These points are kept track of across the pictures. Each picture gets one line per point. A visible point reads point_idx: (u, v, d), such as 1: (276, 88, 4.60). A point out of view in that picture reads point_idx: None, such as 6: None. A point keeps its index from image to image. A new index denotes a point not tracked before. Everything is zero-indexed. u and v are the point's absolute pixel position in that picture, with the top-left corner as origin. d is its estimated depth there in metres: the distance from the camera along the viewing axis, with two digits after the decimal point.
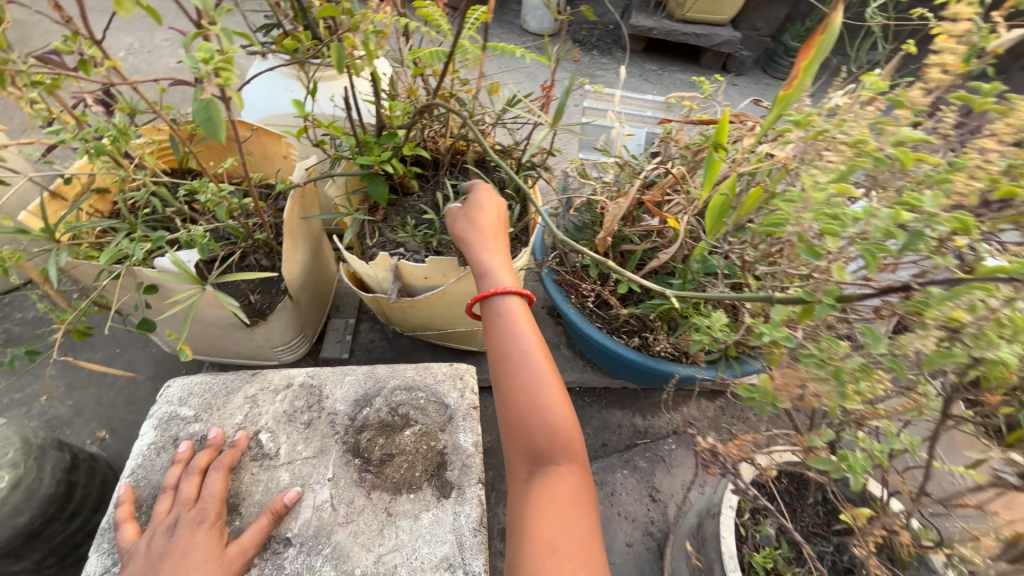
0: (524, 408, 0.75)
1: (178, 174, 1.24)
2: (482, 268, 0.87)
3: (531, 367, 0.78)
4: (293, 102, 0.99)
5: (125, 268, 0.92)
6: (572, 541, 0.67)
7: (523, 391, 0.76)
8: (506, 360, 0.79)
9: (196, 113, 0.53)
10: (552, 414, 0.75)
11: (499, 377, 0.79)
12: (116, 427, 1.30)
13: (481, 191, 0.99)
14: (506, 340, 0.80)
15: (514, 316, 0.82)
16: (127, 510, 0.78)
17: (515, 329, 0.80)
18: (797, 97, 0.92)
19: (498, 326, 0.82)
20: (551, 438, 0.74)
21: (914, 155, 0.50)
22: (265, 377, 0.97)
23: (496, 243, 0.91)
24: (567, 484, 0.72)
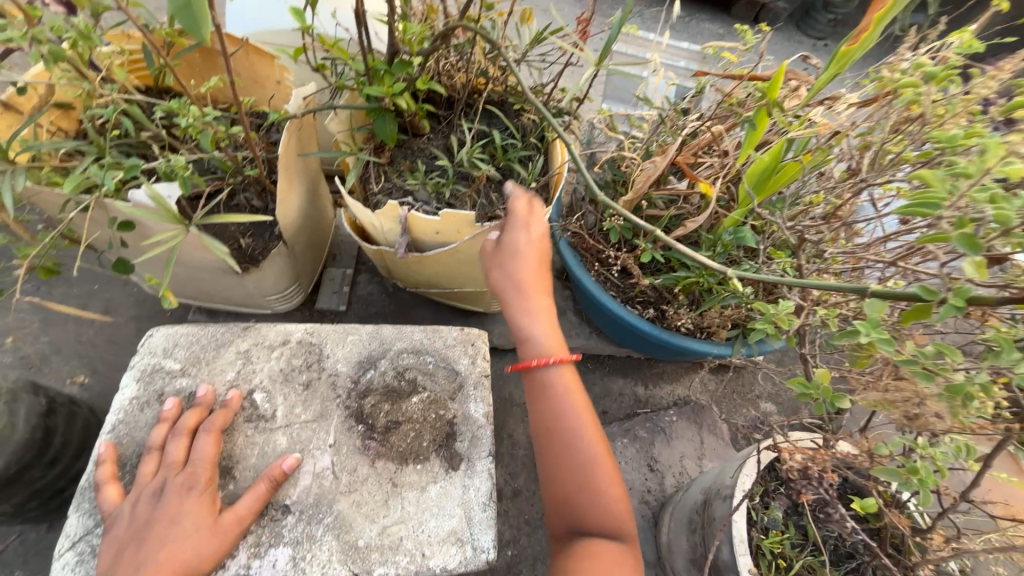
0: (571, 481, 0.81)
1: (154, 93, 1.08)
2: (523, 332, 0.87)
3: (578, 442, 0.82)
4: (291, 9, 0.81)
5: (94, 200, 0.80)
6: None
7: (570, 464, 0.81)
8: (552, 431, 0.83)
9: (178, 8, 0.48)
10: (598, 487, 0.81)
11: (546, 445, 0.84)
12: (97, 369, 1.22)
13: (515, 227, 0.89)
14: (552, 411, 0.84)
15: (561, 386, 0.85)
16: (109, 470, 0.73)
17: (560, 399, 0.84)
18: (859, 54, 0.82)
19: (545, 396, 0.85)
20: (598, 511, 0.80)
21: None
22: (258, 331, 0.88)
23: (537, 298, 0.87)
24: (611, 550, 0.78)
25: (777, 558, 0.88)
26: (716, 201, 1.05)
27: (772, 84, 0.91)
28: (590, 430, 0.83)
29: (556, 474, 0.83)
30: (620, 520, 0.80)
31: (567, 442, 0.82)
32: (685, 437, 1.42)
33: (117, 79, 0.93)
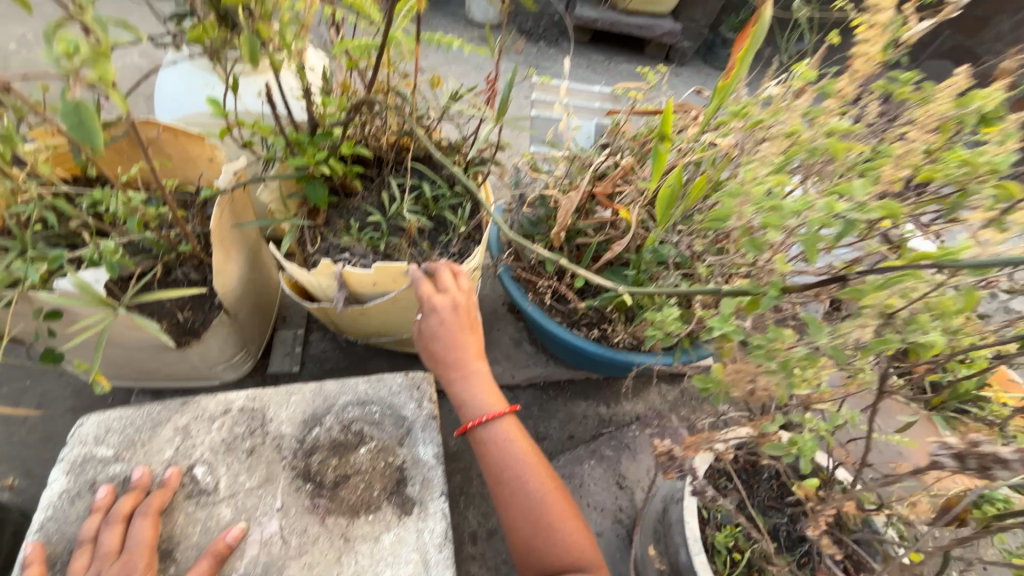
0: (529, 529, 0.85)
1: (82, 183, 1.10)
2: (459, 399, 0.93)
3: (528, 487, 0.86)
4: (207, 99, 0.87)
5: (17, 294, 0.80)
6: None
7: (524, 512, 0.85)
8: (501, 487, 0.88)
9: (64, 118, 0.46)
10: (554, 527, 0.84)
11: (499, 500, 0.88)
12: (30, 469, 1.15)
13: (428, 310, 0.93)
14: (498, 466, 0.89)
15: (503, 438, 0.90)
16: (36, 571, 0.69)
17: (503, 453, 0.89)
18: (734, 87, 0.87)
19: (489, 453, 0.90)
20: (558, 551, 0.83)
21: (846, 144, 0.51)
22: (197, 405, 0.88)
23: (464, 366, 0.93)
24: None
25: (731, 551, 0.93)
26: (634, 228, 1.14)
27: (664, 124, 0.96)
28: (536, 473, 0.88)
29: (514, 524, 0.86)
30: (581, 553, 0.83)
31: (517, 491, 0.87)
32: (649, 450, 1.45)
33: (41, 175, 0.95)
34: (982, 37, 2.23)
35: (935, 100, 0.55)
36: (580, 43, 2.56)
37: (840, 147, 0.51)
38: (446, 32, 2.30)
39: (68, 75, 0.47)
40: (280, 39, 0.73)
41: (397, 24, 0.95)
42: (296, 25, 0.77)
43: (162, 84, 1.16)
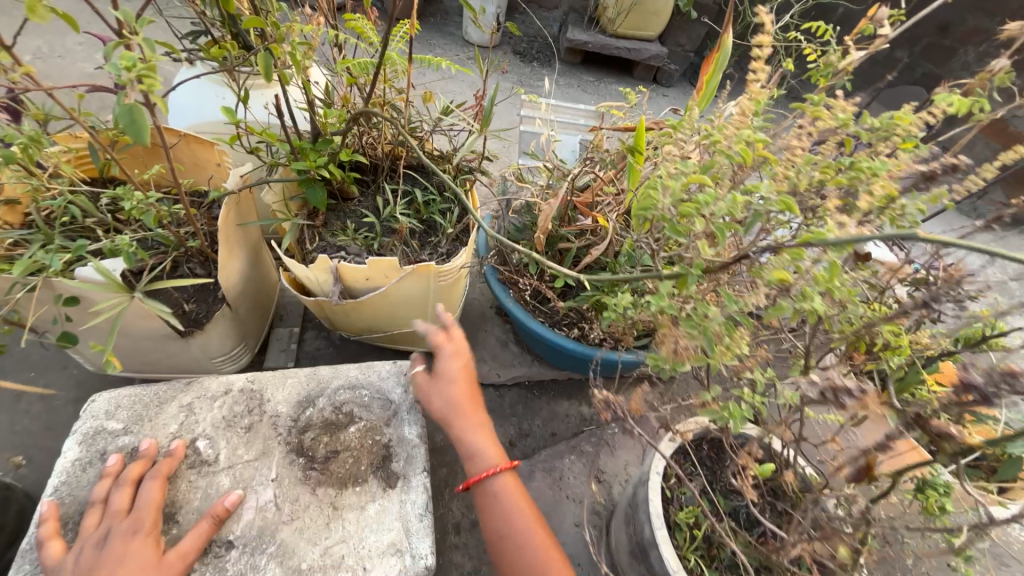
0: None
1: (99, 184, 1.18)
2: (465, 450, 0.91)
3: (525, 544, 0.82)
4: (222, 108, 0.97)
5: (41, 280, 0.88)
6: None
7: (520, 569, 0.81)
8: (504, 545, 0.83)
9: (120, 118, 0.53)
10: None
11: (501, 561, 0.83)
12: (34, 454, 1.20)
13: (445, 356, 0.97)
14: (502, 524, 0.85)
15: (502, 492, 0.87)
16: (51, 527, 0.76)
17: (507, 509, 0.86)
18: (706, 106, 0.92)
19: (492, 509, 0.86)
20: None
21: (754, 152, 0.61)
22: (201, 385, 0.97)
23: (470, 415, 0.93)
24: None
25: (692, 529, 1.00)
26: (611, 233, 1.23)
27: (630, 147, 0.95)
28: (535, 532, 0.84)
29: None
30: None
31: (514, 547, 0.83)
32: (627, 446, 1.52)
33: (64, 175, 1.04)
34: (950, 66, 2.38)
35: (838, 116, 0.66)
36: (571, 64, 2.72)
37: (746, 152, 0.61)
38: (444, 52, 2.45)
39: (126, 85, 0.54)
40: (291, 57, 0.84)
41: (393, 45, 1.08)
42: (304, 45, 0.88)
43: (177, 96, 1.27)
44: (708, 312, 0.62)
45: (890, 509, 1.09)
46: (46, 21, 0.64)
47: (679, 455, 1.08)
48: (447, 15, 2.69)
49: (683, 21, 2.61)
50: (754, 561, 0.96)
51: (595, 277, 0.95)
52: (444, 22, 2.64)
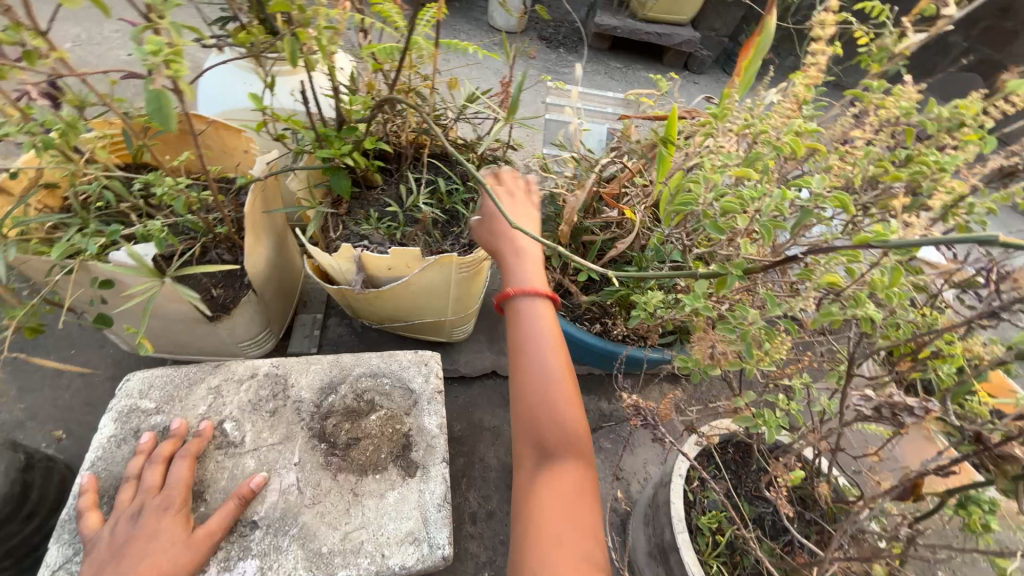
0: (537, 408, 0.80)
1: (133, 169, 1.21)
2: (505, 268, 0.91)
3: (549, 372, 0.82)
4: (249, 94, 0.96)
5: (78, 263, 0.91)
6: (574, 545, 0.70)
7: (536, 391, 0.81)
8: (521, 352, 0.84)
9: (146, 104, 0.52)
10: (565, 425, 0.79)
11: (514, 364, 0.85)
12: (74, 428, 1.26)
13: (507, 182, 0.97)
14: (522, 333, 0.85)
15: (538, 314, 0.85)
16: (90, 499, 0.80)
17: (532, 326, 0.85)
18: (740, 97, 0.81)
19: (520, 322, 0.86)
20: (562, 449, 0.78)
21: (805, 143, 0.57)
22: (229, 368, 0.99)
23: (518, 244, 0.92)
24: (572, 480, 0.76)
25: (715, 534, 0.96)
26: (640, 227, 1.17)
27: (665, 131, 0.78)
28: (560, 368, 0.83)
29: (523, 400, 0.82)
30: (581, 461, 0.79)
31: (537, 372, 0.82)
32: (647, 444, 1.43)
33: (99, 160, 1.06)
34: (1011, 51, 2.15)
35: (901, 104, 0.60)
36: (598, 50, 2.63)
37: (794, 145, 0.56)
38: (468, 38, 2.41)
39: (152, 71, 0.53)
40: (317, 42, 0.82)
41: (419, 30, 1.05)
42: (330, 30, 0.86)
43: (206, 82, 1.28)
44: (745, 315, 0.60)
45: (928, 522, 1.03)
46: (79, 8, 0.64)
47: (703, 457, 1.03)
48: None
49: (720, 4, 2.46)
50: (778, 572, 0.92)
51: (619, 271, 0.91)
52: (469, 7, 2.59)
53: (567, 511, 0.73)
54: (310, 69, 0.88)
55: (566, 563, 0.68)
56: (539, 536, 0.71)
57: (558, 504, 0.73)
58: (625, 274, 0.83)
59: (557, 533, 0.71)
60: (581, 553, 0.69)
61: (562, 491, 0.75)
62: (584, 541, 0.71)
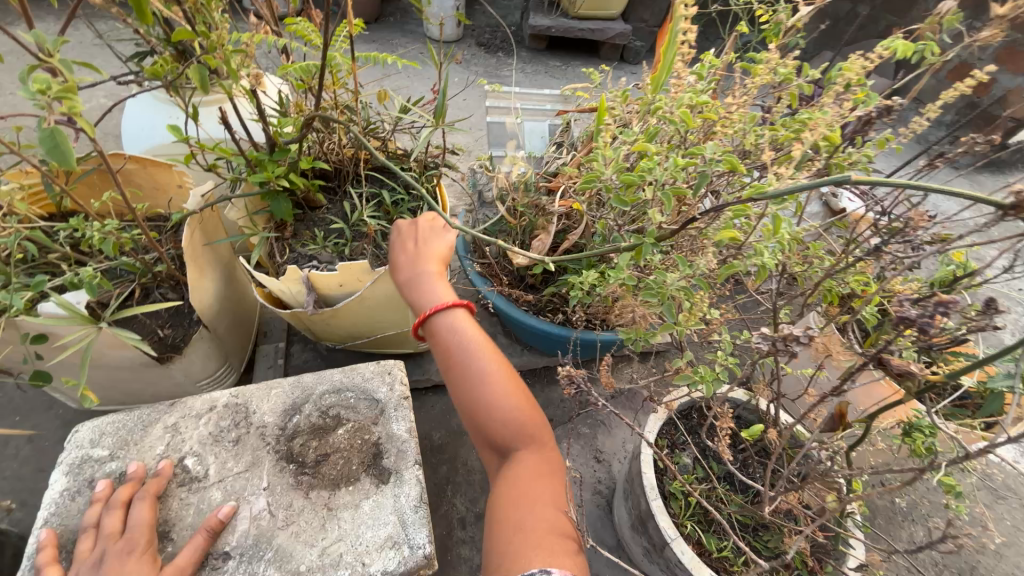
0: (479, 408, 0.84)
1: (59, 218, 1.16)
2: (414, 298, 0.94)
3: (488, 370, 0.86)
4: (169, 126, 0.94)
5: (5, 320, 0.87)
6: (538, 521, 0.74)
7: (475, 393, 0.85)
8: (453, 362, 0.87)
9: (40, 142, 0.51)
10: (512, 417, 0.84)
11: (452, 375, 0.88)
12: (26, 498, 1.18)
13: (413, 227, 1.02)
14: (451, 345, 0.88)
15: (463, 322, 0.90)
16: (49, 554, 0.76)
17: (457, 336, 0.88)
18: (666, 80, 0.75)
19: (445, 337, 0.89)
20: (516, 438, 0.84)
21: (694, 114, 0.61)
22: (184, 404, 0.96)
23: (424, 275, 0.95)
24: (528, 465, 0.81)
25: (688, 496, 1.00)
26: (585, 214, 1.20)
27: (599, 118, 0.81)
28: (493, 365, 0.86)
29: (467, 405, 0.86)
30: (535, 445, 0.84)
31: (475, 375, 0.86)
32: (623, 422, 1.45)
33: (18, 212, 1.01)
34: (911, 16, 2.28)
35: (779, 70, 0.66)
36: (536, 51, 2.69)
37: (686, 118, 0.61)
38: (406, 51, 2.42)
39: (43, 108, 0.52)
40: (228, 67, 0.82)
41: (337, 46, 1.05)
42: (240, 53, 0.86)
43: (129, 120, 1.24)
44: (667, 279, 0.66)
45: (884, 453, 1.10)
46: None
47: (670, 425, 1.07)
48: (406, 13, 2.65)
49: None
50: (750, 521, 0.96)
51: (562, 257, 0.94)
52: (403, 21, 2.60)
53: (528, 492, 0.77)
54: (226, 94, 0.88)
55: (531, 536, 0.72)
56: (505, 523, 0.75)
57: (519, 488, 0.78)
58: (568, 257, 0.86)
59: (521, 512, 0.75)
60: (545, 527, 0.73)
61: (521, 477, 0.79)
62: (548, 514, 0.75)
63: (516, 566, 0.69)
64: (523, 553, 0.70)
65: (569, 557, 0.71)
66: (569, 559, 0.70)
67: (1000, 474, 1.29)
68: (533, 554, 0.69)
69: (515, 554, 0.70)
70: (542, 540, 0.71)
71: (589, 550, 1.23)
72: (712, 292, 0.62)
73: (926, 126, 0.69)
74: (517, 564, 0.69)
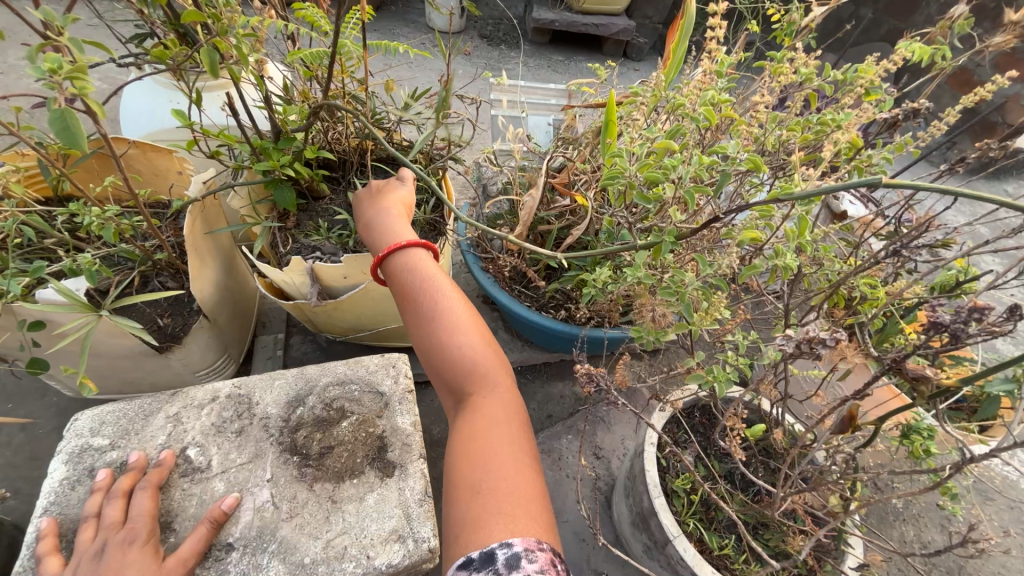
0: (436, 351, 0.81)
1: (56, 203, 1.13)
2: (374, 244, 0.94)
3: (444, 313, 0.82)
4: (173, 111, 0.92)
5: (2, 306, 0.85)
6: (497, 477, 0.68)
7: (432, 335, 0.82)
8: (410, 303, 0.85)
9: (51, 124, 0.50)
10: (468, 358, 0.80)
11: (409, 317, 0.85)
12: (21, 486, 1.17)
13: (374, 189, 1.03)
14: (408, 284, 0.86)
15: (420, 264, 0.87)
16: (49, 543, 0.75)
17: (415, 275, 0.86)
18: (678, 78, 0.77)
19: (401, 276, 0.87)
20: (471, 385, 0.79)
21: (718, 111, 0.61)
22: (187, 394, 0.95)
23: (385, 223, 0.95)
24: (486, 412, 0.76)
25: (690, 493, 1.01)
26: (591, 211, 1.17)
27: (607, 125, 0.73)
28: (451, 304, 0.84)
29: (425, 348, 0.83)
30: (494, 389, 0.79)
31: (431, 318, 0.83)
32: (622, 419, 1.45)
33: (15, 196, 0.99)
34: (913, 20, 2.28)
35: (801, 70, 0.66)
36: (539, 44, 2.66)
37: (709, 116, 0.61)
38: (408, 40, 2.38)
39: (54, 88, 0.51)
40: (237, 51, 0.80)
41: (347, 33, 1.03)
42: (249, 37, 0.84)
43: (129, 105, 1.22)
44: (686, 278, 0.67)
45: (882, 454, 1.10)
46: None
47: (673, 423, 1.07)
48: (408, 3, 2.61)
49: None
50: (751, 520, 0.97)
51: (571, 255, 0.93)
52: (405, 10, 2.56)
53: (484, 446, 0.72)
54: (233, 78, 0.86)
55: (488, 498, 0.66)
56: (462, 478, 0.70)
57: (475, 442, 0.73)
58: (579, 255, 0.86)
59: (478, 470, 0.69)
60: (505, 484, 0.67)
61: (477, 429, 0.74)
62: (507, 470, 0.69)
63: (473, 535, 0.63)
64: (481, 518, 0.64)
65: (532, 516, 0.65)
66: (532, 519, 0.64)
67: (991, 476, 1.30)
68: (493, 524, 0.63)
69: (472, 519, 0.64)
70: (501, 500, 0.65)
71: (587, 546, 1.24)
72: (727, 291, 0.63)
73: (943, 128, 0.68)
74: (476, 530, 0.63)
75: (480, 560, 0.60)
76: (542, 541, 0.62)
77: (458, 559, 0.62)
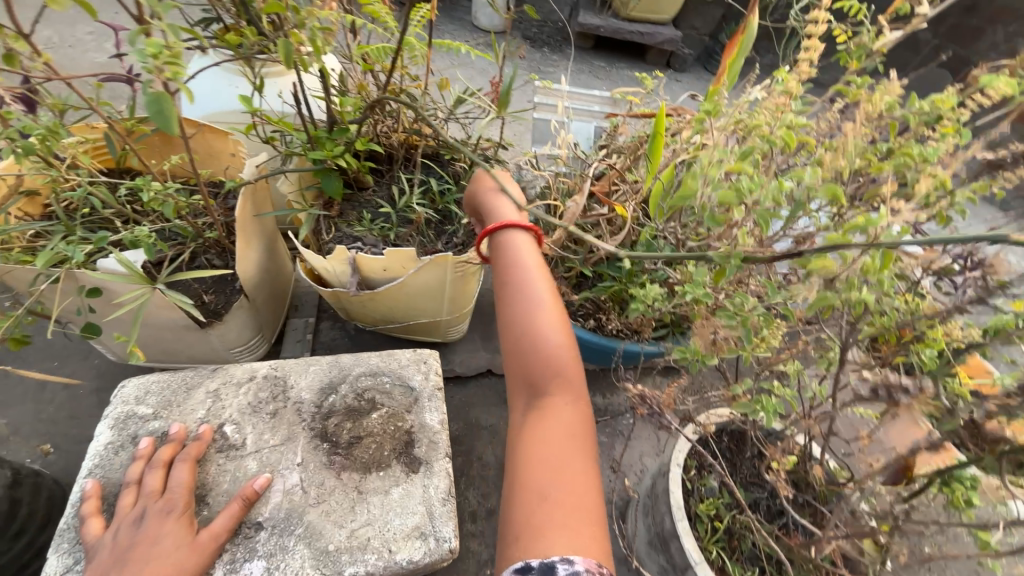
0: (523, 343, 0.80)
1: (117, 175, 1.18)
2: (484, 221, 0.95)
3: (537, 307, 0.81)
4: (239, 96, 0.95)
5: (66, 271, 0.89)
6: (565, 488, 0.68)
7: (522, 326, 0.80)
8: (507, 288, 0.83)
9: (147, 106, 0.53)
10: (552, 359, 0.79)
11: (502, 302, 0.84)
12: (61, 442, 1.22)
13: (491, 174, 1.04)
14: (509, 267, 0.84)
15: (523, 250, 0.85)
16: (92, 505, 0.78)
17: (518, 261, 0.84)
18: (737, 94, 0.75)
19: (505, 258, 0.86)
20: (551, 385, 0.78)
21: (794, 135, 0.60)
22: (227, 371, 0.98)
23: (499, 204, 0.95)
24: (562, 418, 0.76)
25: (714, 520, 0.98)
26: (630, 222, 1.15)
27: (659, 141, 0.72)
28: (547, 299, 0.82)
29: (511, 336, 0.82)
30: (571, 396, 0.78)
31: (524, 309, 0.81)
32: (642, 436, 1.42)
33: (82, 166, 1.04)
34: (976, 46, 2.17)
35: (878, 98, 0.63)
36: (581, 50, 2.65)
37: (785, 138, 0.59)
38: (452, 38, 2.40)
39: (153, 71, 0.54)
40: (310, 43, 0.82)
41: (410, 31, 1.03)
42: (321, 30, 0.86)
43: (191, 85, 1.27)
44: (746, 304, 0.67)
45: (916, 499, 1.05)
46: (65, 9, 0.68)
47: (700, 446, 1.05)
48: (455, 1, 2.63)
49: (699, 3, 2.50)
50: (774, 554, 0.94)
51: None
52: (451, 7, 2.58)
53: (557, 454, 0.72)
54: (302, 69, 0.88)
55: (555, 508, 0.66)
56: (528, 481, 0.70)
57: (547, 446, 0.73)
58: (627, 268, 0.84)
59: (547, 477, 0.70)
60: (573, 496, 0.68)
61: (552, 435, 0.74)
62: (575, 483, 0.69)
63: (532, 542, 0.64)
64: (545, 528, 0.65)
65: (594, 534, 0.65)
66: (594, 540, 0.65)
67: None
68: (555, 536, 0.64)
69: (533, 526, 0.65)
70: (568, 513, 0.66)
71: None
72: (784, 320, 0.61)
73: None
74: (538, 537, 0.64)
75: (540, 569, 0.61)
76: (602, 563, 0.63)
77: (515, 561, 0.64)
